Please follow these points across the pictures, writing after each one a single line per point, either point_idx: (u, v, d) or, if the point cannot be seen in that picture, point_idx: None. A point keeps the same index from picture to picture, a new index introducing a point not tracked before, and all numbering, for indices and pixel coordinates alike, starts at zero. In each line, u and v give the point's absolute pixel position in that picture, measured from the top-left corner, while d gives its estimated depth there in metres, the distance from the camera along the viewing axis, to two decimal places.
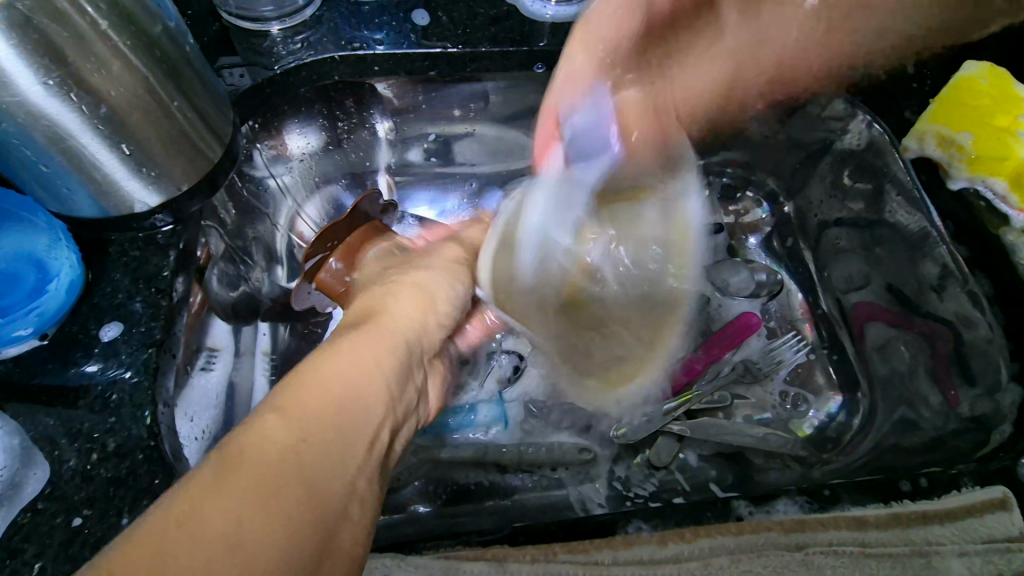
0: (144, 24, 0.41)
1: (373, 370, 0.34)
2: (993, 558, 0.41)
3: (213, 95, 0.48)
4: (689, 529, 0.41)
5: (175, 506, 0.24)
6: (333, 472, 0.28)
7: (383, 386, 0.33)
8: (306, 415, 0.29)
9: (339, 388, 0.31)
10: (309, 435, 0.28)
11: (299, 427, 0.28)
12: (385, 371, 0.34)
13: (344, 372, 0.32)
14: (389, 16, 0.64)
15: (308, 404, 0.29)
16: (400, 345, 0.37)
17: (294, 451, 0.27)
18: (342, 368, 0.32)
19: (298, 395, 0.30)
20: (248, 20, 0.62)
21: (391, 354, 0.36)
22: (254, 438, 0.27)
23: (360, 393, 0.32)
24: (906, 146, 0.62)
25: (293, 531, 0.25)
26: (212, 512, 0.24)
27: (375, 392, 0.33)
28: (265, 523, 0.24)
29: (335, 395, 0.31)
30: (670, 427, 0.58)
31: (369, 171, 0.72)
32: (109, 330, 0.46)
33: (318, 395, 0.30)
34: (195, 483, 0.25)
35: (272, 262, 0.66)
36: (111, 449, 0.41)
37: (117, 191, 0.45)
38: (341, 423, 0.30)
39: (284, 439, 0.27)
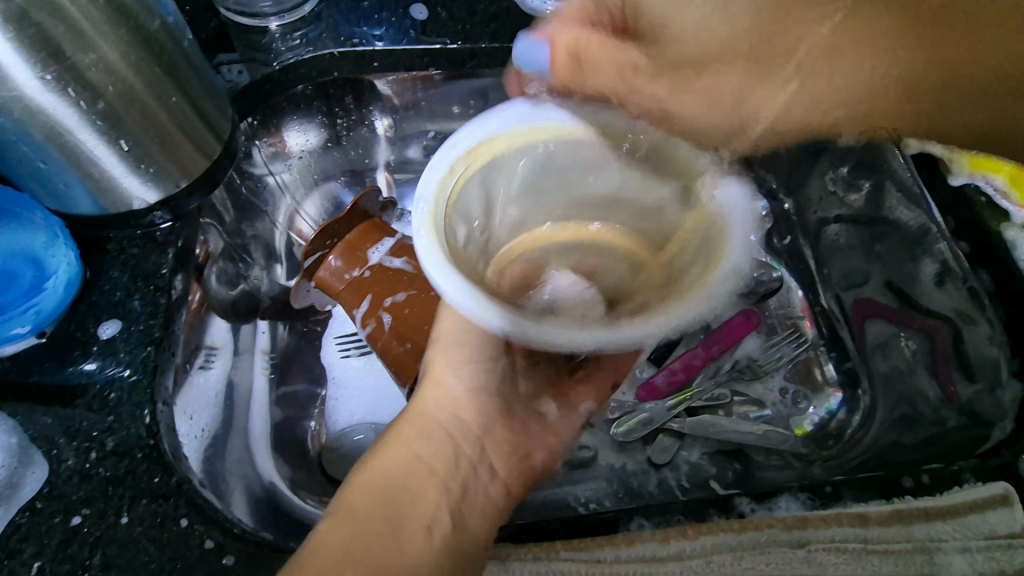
0: (141, 19, 0.41)
1: (416, 460, 0.40)
2: (996, 554, 0.41)
3: (211, 91, 0.48)
4: (691, 527, 0.40)
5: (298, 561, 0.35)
6: (384, 558, 0.35)
7: (422, 461, 0.39)
8: (358, 519, 0.36)
9: (384, 484, 0.38)
10: (363, 526, 0.36)
11: (352, 523, 0.36)
12: (424, 449, 0.40)
13: (390, 471, 0.39)
14: (388, 12, 0.64)
15: (356, 503, 0.37)
16: (433, 421, 0.41)
17: (353, 544, 0.35)
18: (385, 469, 0.39)
19: (356, 498, 0.37)
20: (246, 15, 0.61)
21: (427, 429, 0.41)
22: (327, 533, 0.36)
23: (406, 484, 0.38)
24: (906, 143, 0.59)
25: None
26: None
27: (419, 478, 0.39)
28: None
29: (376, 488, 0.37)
30: (669, 424, 0.59)
31: (368, 168, 0.72)
32: (107, 328, 0.46)
33: (366, 492, 0.37)
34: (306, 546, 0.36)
35: (271, 260, 0.66)
36: (109, 448, 0.41)
37: (115, 187, 0.44)
38: (387, 512, 0.36)
39: (340, 538, 0.35)
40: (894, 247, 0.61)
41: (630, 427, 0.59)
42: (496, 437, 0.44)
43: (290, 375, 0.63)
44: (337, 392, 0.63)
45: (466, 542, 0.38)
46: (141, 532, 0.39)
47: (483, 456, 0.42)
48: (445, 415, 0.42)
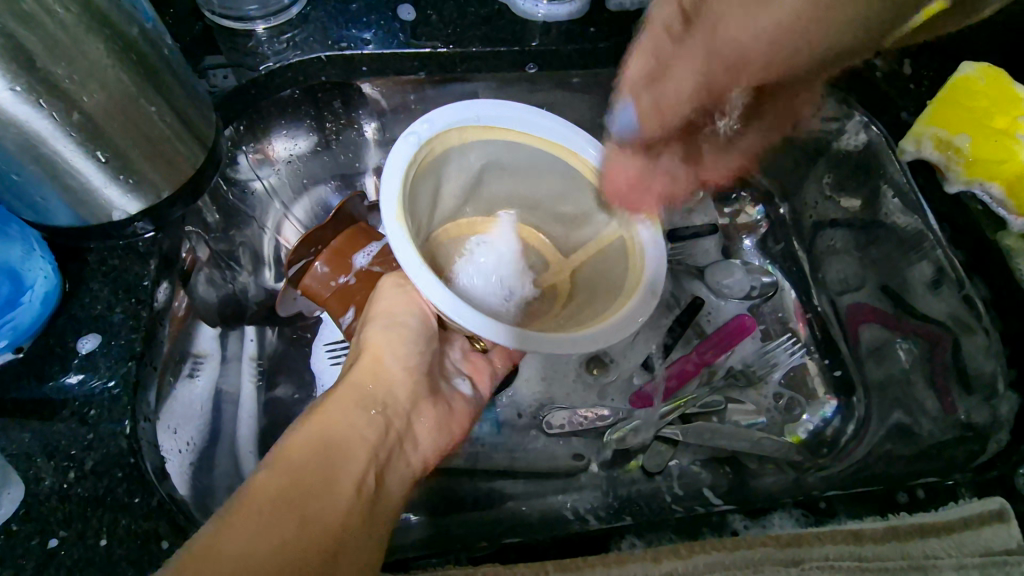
0: (119, 26, 0.39)
1: (348, 426, 0.39)
2: (992, 571, 0.40)
3: (194, 98, 0.47)
4: (684, 545, 0.40)
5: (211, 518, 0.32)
6: (313, 518, 0.33)
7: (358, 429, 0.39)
8: (291, 476, 0.34)
9: (317, 444, 0.37)
10: (294, 484, 0.34)
11: (283, 477, 0.34)
12: (361, 421, 0.40)
13: (321, 434, 0.38)
14: (377, 15, 0.62)
15: (287, 458, 0.35)
16: (369, 398, 0.41)
17: (284, 500, 0.33)
18: (315, 431, 0.38)
19: (288, 455, 0.36)
20: (232, 19, 0.60)
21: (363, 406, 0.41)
22: (259, 489, 0.33)
23: (338, 446, 0.37)
24: (902, 148, 0.59)
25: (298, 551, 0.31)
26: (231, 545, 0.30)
27: (354, 442, 0.38)
28: (266, 547, 0.30)
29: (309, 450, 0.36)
30: (663, 431, 0.58)
31: (357, 173, 0.71)
32: (87, 342, 0.45)
33: (296, 451, 0.36)
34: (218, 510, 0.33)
35: (259, 266, 0.65)
36: (89, 467, 0.40)
37: (94, 199, 0.43)
38: (320, 470, 0.35)
39: (273, 489, 0.33)
40: (890, 253, 0.60)
41: (624, 435, 0.58)
42: (422, 413, 0.44)
43: (278, 384, 0.62)
44: None
45: (387, 516, 0.37)
46: (122, 553, 0.38)
47: (408, 431, 0.43)
48: (381, 386, 0.43)
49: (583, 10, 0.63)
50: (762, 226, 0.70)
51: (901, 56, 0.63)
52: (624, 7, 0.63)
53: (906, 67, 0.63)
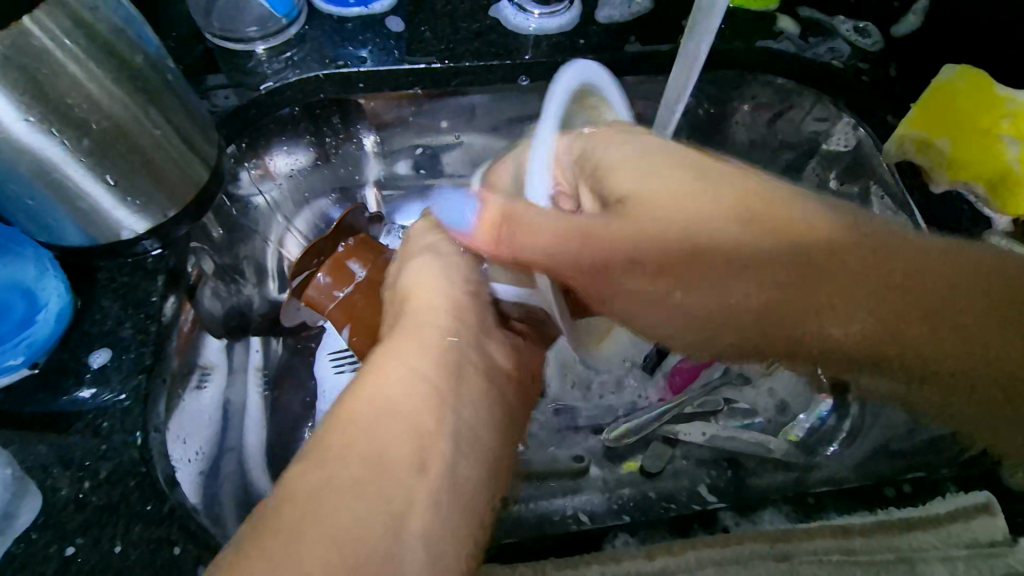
0: (124, 56, 0.41)
1: (401, 398, 0.36)
2: (978, 562, 0.41)
3: (197, 120, 0.49)
4: (676, 542, 0.41)
5: (288, 500, 0.31)
6: (391, 484, 0.32)
7: (418, 398, 0.36)
8: (376, 423, 0.35)
9: (390, 403, 0.36)
10: (354, 451, 0.33)
11: (367, 434, 0.34)
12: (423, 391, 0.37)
13: (381, 398, 0.36)
14: (372, 33, 0.64)
15: (359, 416, 0.35)
16: (431, 376, 0.38)
17: (369, 462, 0.33)
18: (384, 391, 0.36)
19: (348, 422, 0.35)
20: (232, 41, 0.62)
21: (428, 372, 0.38)
22: (344, 442, 0.34)
23: (406, 399, 0.36)
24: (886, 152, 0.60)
25: (377, 513, 0.31)
26: (309, 532, 0.30)
27: (430, 382, 0.37)
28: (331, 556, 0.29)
29: (378, 404, 0.36)
30: (660, 430, 0.61)
31: (357, 186, 0.74)
32: (98, 356, 0.46)
33: (363, 413, 0.35)
34: (302, 480, 0.32)
35: (263, 278, 0.67)
36: (102, 477, 0.42)
37: (104, 220, 0.45)
38: (398, 428, 0.34)
39: (354, 460, 0.33)
40: None
41: (622, 433, 0.61)
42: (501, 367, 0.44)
43: (285, 393, 0.64)
44: (327, 407, 0.64)
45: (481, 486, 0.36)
46: (135, 559, 0.39)
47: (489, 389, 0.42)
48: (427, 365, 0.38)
49: (574, 23, 0.64)
50: None
51: (885, 60, 0.63)
52: (613, 19, 0.64)
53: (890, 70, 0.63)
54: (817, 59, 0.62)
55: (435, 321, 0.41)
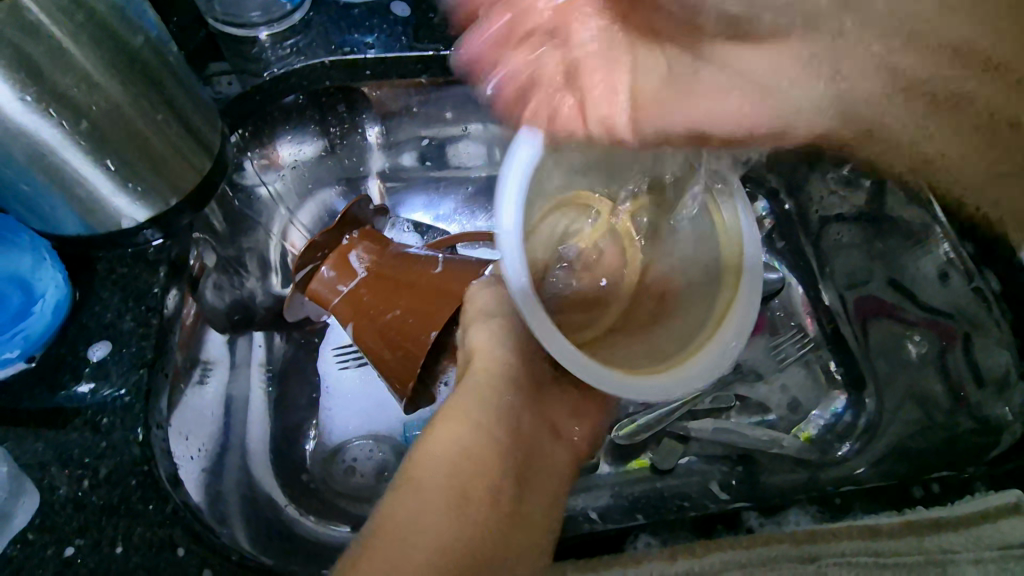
0: (124, 36, 0.40)
1: (472, 441, 0.38)
2: (1011, 564, 0.39)
3: (200, 105, 0.47)
4: (699, 543, 0.40)
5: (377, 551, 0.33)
6: (459, 540, 0.34)
7: (492, 444, 0.38)
8: (448, 476, 0.36)
9: (456, 462, 0.37)
10: (425, 507, 0.35)
11: (442, 481, 0.36)
12: (497, 437, 0.39)
13: (455, 447, 0.37)
14: (379, 18, 0.62)
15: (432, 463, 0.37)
16: (500, 420, 0.40)
17: (449, 506, 0.35)
18: (448, 448, 0.38)
19: (416, 479, 0.36)
20: (234, 26, 0.60)
21: (495, 414, 0.40)
22: (414, 498, 0.35)
23: (470, 456, 0.37)
24: None
25: (447, 562, 0.33)
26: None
27: (504, 429, 0.39)
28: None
29: (449, 453, 0.37)
30: (671, 425, 0.60)
31: (362, 177, 0.72)
32: (97, 349, 0.45)
33: (435, 463, 0.37)
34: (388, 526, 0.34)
35: (266, 272, 0.65)
36: (102, 475, 0.40)
37: (103, 208, 0.43)
38: (472, 472, 0.37)
39: (435, 509, 0.35)
40: (896, 243, 0.60)
41: (633, 431, 0.59)
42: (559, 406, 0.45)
43: (289, 388, 0.63)
44: (331, 403, 0.62)
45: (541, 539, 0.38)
46: (137, 562, 0.38)
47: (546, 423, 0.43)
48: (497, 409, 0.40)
49: None
50: (767, 222, 0.70)
51: None
52: None
53: None
54: None
55: (498, 375, 0.42)
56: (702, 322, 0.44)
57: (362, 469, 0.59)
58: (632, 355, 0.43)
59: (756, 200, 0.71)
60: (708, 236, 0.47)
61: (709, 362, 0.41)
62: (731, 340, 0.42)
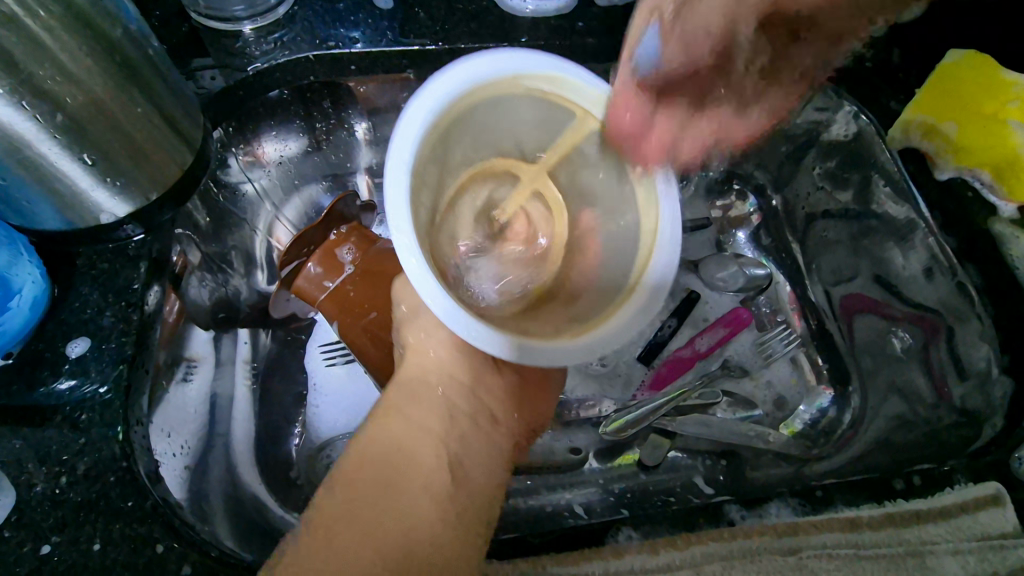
0: (102, 29, 0.39)
1: (403, 427, 0.39)
2: (987, 555, 0.40)
3: (181, 99, 0.46)
4: (680, 536, 0.40)
5: (305, 559, 0.33)
6: (393, 530, 0.35)
7: (422, 429, 0.39)
8: (379, 467, 0.37)
9: (390, 458, 0.38)
10: (364, 500, 0.36)
11: (370, 473, 0.37)
12: (429, 417, 0.40)
13: (384, 438, 0.39)
14: (365, 13, 0.61)
15: (362, 456, 0.38)
16: (431, 404, 0.41)
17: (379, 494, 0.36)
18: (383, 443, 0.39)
19: (353, 476, 0.37)
20: (218, 20, 0.59)
21: (422, 397, 0.41)
22: (349, 495, 0.36)
23: (404, 449, 0.38)
24: (890, 138, 0.59)
25: (385, 552, 0.34)
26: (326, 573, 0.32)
27: (436, 412, 0.41)
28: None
29: (379, 444, 0.39)
30: (657, 423, 0.59)
31: (349, 172, 0.71)
32: (75, 346, 0.44)
33: (366, 456, 0.38)
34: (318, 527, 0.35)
35: (251, 267, 0.65)
36: (81, 472, 0.40)
37: (82, 202, 0.43)
38: (400, 458, 0.38)
39: (364, 502, 0.35)
40: (879, 241, 0.61)
41: (620, 427, 0.59)
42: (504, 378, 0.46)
43: (275, 386, 0.63)
44: (318, 400, 0.62)
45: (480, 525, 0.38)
46: (116, 558, 0.38)
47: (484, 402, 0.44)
48: (426, 395, 0.41)
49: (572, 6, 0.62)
50: (753, 218, 0.70)
51: (889, 45, 0.62)
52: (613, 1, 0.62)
53: (894, 57, 0.62)
54: None
55: (429, 373, 0.43)
56: (610, 303, 0.40)
57: None
58: (544, 325, 0.40)
59: (744, 196, 0.70)
60: (627, 203, 0.42)
61: (612, 332, 0.38)
62: (640, 303, 0.39)
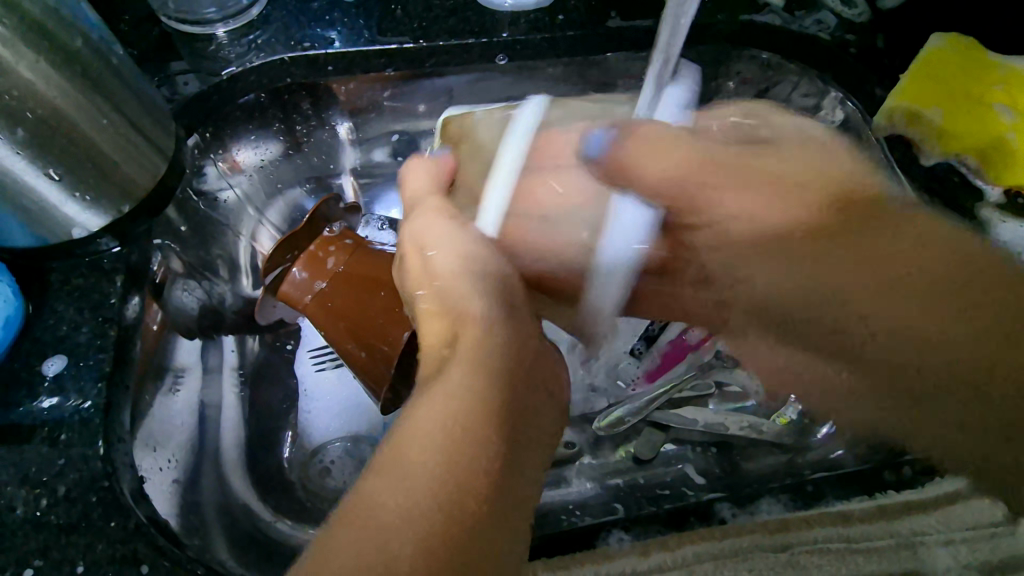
0: (62, 38, 0.38)
1: (464, 384, 0.32)
2: (978, 545, 0.40)
3: (151, 107, 0.46)
4: (672, 537, 0.39)
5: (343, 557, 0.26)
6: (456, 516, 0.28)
7: (485, 390, 0.32)
8: (441, 434, 0.30)
9: (443, 420, 0.30)
10: (410, 477, 0.28)
11: (423, 442, 0.30)
12: (493, 381, 0.33)
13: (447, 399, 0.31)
14: (340, 12, 0.60)
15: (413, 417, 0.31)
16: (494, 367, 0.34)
17: (438, 465, 0.29)
18: (419, 423, 0.30)
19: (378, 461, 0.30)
20: (190, 23, 0.58)
21: (482, 356, 0.35)
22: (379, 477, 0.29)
23: (468, 416, 0.31)
24: (876, 126, 0.57)
25: (429, 550, 0.26)
26: None
27: (507, 377, 0.34)
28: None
29: (437, 405, 0.31)
30: (652, 415, 0.60)
31: (332, 174, 0.70)
32: (52, 364, 0.43)
33: (419, 418, 0.31)
34: (366, 511, 0.28)
35: (235, 273, 0.64)
36: (61, 494, 0.39)
37: (52, 216, 0.42)
38: (463, 424, 0.30)
39: (418, 479, 0.28)
40: None
41: (612, 421, 0.60)
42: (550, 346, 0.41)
43: (264, 392, 0.62)
44: (310, 405, 0.62)
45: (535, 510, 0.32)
46: None
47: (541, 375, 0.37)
48: (492, 355, 0.35)
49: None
50: None
51: (874, 30, 0.61)
52: None
53: (878, 42, 0.60)
54: (802, 31, 0.60)
55: (490, 332, 0.37)
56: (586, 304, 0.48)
57: (339, 470, 0.58)
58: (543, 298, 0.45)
59: None
60: None
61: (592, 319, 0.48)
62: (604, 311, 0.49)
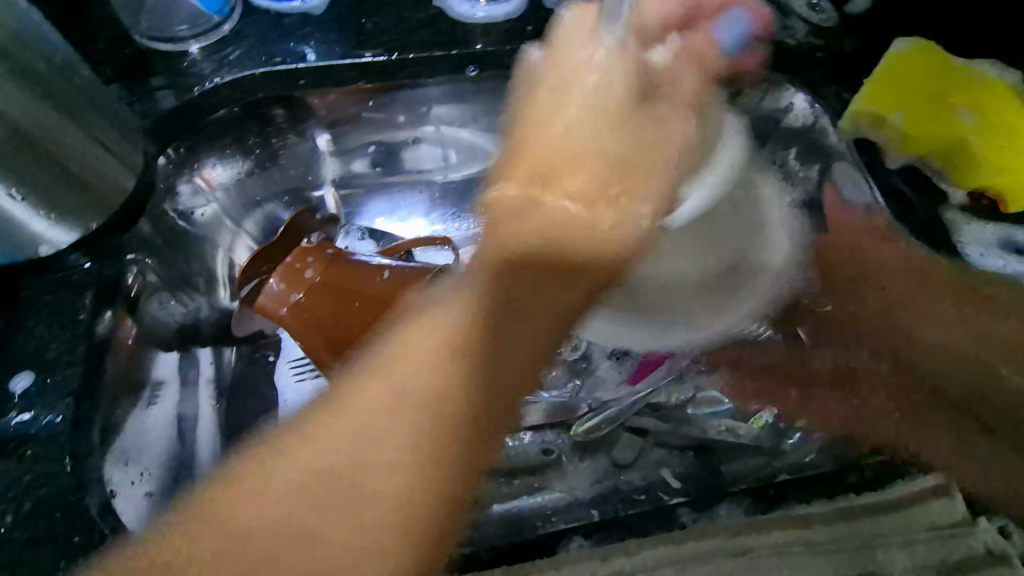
0: (23, 59, 0.39)
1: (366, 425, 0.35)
2: (937, 544, 0.41)
3: (119, 125, 0.46)
4: (632, 541, 0.41)
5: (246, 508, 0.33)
6: (359, 512, 0.34)
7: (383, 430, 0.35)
8: (341, 454, 0.34)
9: (336, 444, 0.35)
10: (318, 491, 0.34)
11: (308, 470, 0.34)
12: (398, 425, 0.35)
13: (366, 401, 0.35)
14: (312, 26, 0.61)
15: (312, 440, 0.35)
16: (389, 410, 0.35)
17: (316, 473, 0.34)
18: (318, 445, 0.35)
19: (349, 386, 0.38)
20: (164, 41, 0.59)
21: (413, 374, 0.35)
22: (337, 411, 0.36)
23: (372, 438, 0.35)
24: (841, 129, 0.59)
25: (315, 537, 0.33)
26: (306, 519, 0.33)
27: (405, 409, 0.35)
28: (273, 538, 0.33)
29: (343, 422, 0.35)
30: (630, 420, 0.59)
31: (311, 186, 0.71)
32: (22, 380, 0.44)
33: (320, 439, 0.35)
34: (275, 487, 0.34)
35: (213, 286, 0.64)
36: (28, 510, 0.40)
37: (20, 234, 0.43)
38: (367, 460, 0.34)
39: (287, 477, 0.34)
40: None
41: (591, 427, 0.59)
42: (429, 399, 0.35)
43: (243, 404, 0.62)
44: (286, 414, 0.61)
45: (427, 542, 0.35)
46: None
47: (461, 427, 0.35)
48: (402, 393, 0.35)
49: (520, 10, 0.62)
50: None
51: (842, 34, 0.60)
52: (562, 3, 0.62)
53: (847, 45, 0.60)
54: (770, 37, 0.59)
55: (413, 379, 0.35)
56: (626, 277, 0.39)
57: None
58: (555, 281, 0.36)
59: None
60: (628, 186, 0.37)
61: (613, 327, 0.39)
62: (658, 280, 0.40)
